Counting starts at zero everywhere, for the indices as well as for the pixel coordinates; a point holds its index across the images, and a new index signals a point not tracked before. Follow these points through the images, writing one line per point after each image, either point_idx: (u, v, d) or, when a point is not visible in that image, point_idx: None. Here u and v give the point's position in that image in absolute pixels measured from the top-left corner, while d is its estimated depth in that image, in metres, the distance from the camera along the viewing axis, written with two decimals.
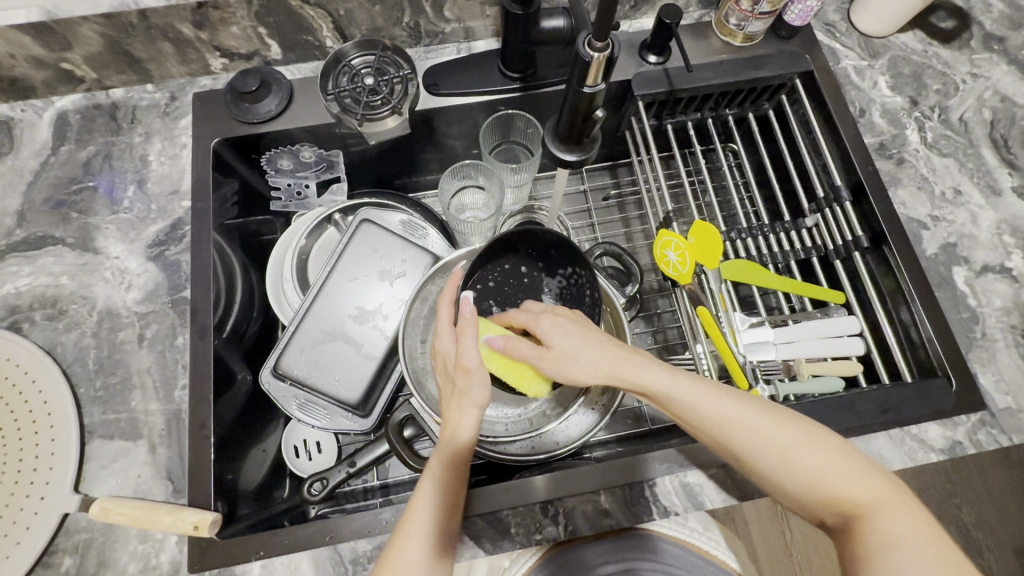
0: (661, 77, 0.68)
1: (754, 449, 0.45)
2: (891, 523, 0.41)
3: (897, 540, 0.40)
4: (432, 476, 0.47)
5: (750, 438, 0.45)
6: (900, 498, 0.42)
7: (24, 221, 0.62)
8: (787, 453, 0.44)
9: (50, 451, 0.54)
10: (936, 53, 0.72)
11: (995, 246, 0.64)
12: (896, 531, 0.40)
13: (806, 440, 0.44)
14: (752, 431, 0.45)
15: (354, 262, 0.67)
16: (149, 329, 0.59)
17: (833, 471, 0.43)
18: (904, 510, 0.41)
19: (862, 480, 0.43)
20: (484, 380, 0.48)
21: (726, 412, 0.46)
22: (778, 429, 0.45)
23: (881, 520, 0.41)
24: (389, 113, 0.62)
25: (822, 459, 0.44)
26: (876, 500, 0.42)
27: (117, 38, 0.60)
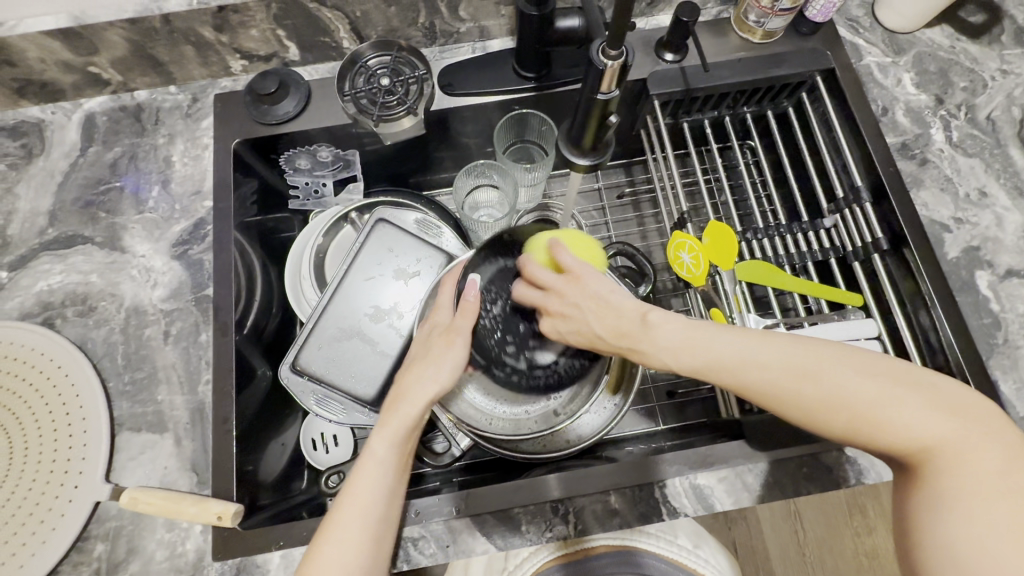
0: (677, 76, 0.67)
1: (786, 395, 0.43)
2: (955, 474, 0.37)
3: (963, 489, 0.37)
4: (378, 459, 0.48)
5: (790, 387, 0.43)
6: (974, 444, 0.38)
7: (55, 220, 0.64)
8: (825, 402, 0.41)
9: (82, 442, 0.57)
10: (964, 49, 0.69)
11: (1021, 249, 0.62)
12: (961, 483, 0.37)
13: (860, 380, 0.41)
14: (783, 375, 0.43)
15: (371, 261, 0.68)
16: (174, 326, 0.62)
17: (892, 415, 0.40)
18: (970, 455, 0.38)
19: (924, 421, 0.39)
20: (456, 357, 0.52)
21: (752, 354, 0.44)
22: (826, 370, 0.42)
23: (941, 471, 0.38)
24: (405, 114, 0.63)
25: (874, 403, 0.40)
26: (938, 446, 0.38)
27: (140, 42, 0.62)
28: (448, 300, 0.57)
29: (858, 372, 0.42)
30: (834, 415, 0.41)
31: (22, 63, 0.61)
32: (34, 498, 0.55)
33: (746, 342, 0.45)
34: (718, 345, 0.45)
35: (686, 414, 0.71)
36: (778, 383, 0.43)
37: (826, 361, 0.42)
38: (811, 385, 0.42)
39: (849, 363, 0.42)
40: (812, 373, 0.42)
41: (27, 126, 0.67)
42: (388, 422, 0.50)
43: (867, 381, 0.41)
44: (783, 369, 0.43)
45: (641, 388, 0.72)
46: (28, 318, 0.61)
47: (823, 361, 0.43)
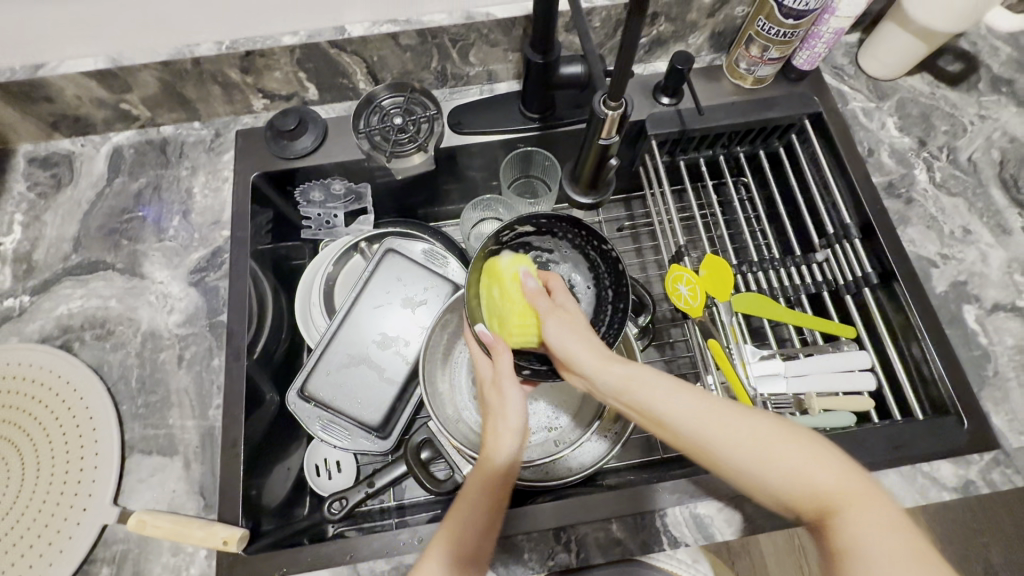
0: (673, 118, 0.71)
1: (714, 432, 0.43)
2: (859, 528, 0.36)
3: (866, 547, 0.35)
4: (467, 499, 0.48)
5: (716, 443, 0.43)
6: (874, 495, 0.38)
7: (80, 247, 0.67)
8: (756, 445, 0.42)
9: (94, 463, 0.58)
10: (943, 95, 0.74)
11: (1006, 285, 0.65)
12: (867, 530, 0.36)
13: (769, 437, 0.42)
14: (708, 413, 0.44)
15: (379, 290, 0.70)
16: (189, 350, 0.63)
17: (805, 467, 0.40)
18: (874, 505, 0.37)
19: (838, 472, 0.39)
20: (514, 402, 0.54)
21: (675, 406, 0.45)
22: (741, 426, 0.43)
23: (852, 518, 0.37)
24: (415, 150, 0.67)
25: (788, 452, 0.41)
26: (848, 499, 0.38)
27: (171, 82, 0.66)
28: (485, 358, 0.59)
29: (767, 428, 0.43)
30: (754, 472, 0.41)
31: (59, 100, 0.65)
32: (43, 519, 0.55)
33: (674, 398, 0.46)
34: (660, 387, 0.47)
35: None
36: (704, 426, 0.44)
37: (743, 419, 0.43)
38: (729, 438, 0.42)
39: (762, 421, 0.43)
40: (734, 421, 0.43)
41: (57, 158, 0.71)
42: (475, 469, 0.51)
43: (775, 436, 0.42)
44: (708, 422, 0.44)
45: None
46: (48, 341, 0.63)
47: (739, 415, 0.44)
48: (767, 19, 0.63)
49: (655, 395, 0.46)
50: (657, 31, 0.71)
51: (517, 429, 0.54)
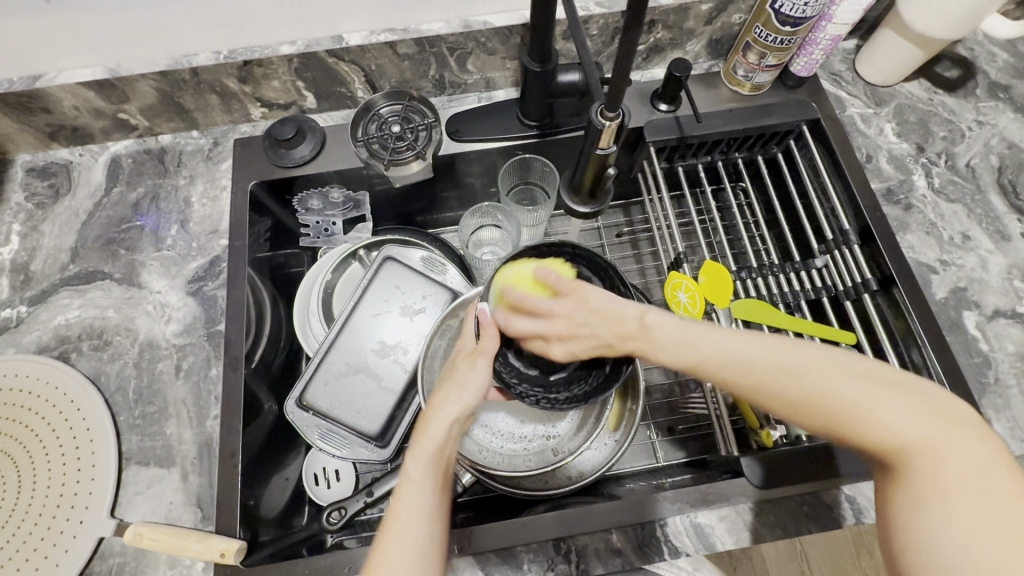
0: (671, 125, 0.71)
1: (785, 391, 0.43)
2: (928, 472, 0.38)
3: (937, 489, 0.37)
4: (415, 482, 0.46)
5: (788, 398, 0.43)
6: (952, 437, 0.39)
7: (77, 257, 0.67)
8: (824, 401, 0.42)
9: (91, 475, 0.57)
10: (941, 101, 0.74)
11: (1006, 291, 0.64)
12: (938, 476, 0.38)
13: (847, 388, 0.42)
14: (782, 370, 0.44)
15: (377, 298, 0.70)
16: (186, 360, 0.63)
17: (873, 418, 0.41)
18: (946, 450, 0.38)
19: (909, 421, 0.40)
20: (479, 376, 0.50)
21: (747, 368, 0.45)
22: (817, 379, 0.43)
23: (923, 465, 0.38)
24: (414, 158, 0.67)
25: (857, 403, 0.41)
26: (921, 445, 0.39)
27: (169, 92, 0.66)
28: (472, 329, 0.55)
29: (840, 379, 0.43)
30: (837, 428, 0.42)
31: (57, 110, 0.65)
32: (39, 532, 0.55)
33: (754, 348, 0.45)
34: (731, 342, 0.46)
35: (686, 451, 0.71)
36: (773, 385, 0.44)
37: (816, 373, 0.44)
38: (809, 384, 0.42)
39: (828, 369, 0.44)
40: (804, 375, 0.43)
41: (55, 168, 0.71)
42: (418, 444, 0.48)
43: (867, 386, 0.41)
44: (787, 375, 0.44)
45: (641, 424, 0.73)
46: (45, 352, 0.63)
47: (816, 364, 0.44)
48: (764, 27, 0.64)
49: (723, 352, 0.46)
50: (655, 39, 0.71)
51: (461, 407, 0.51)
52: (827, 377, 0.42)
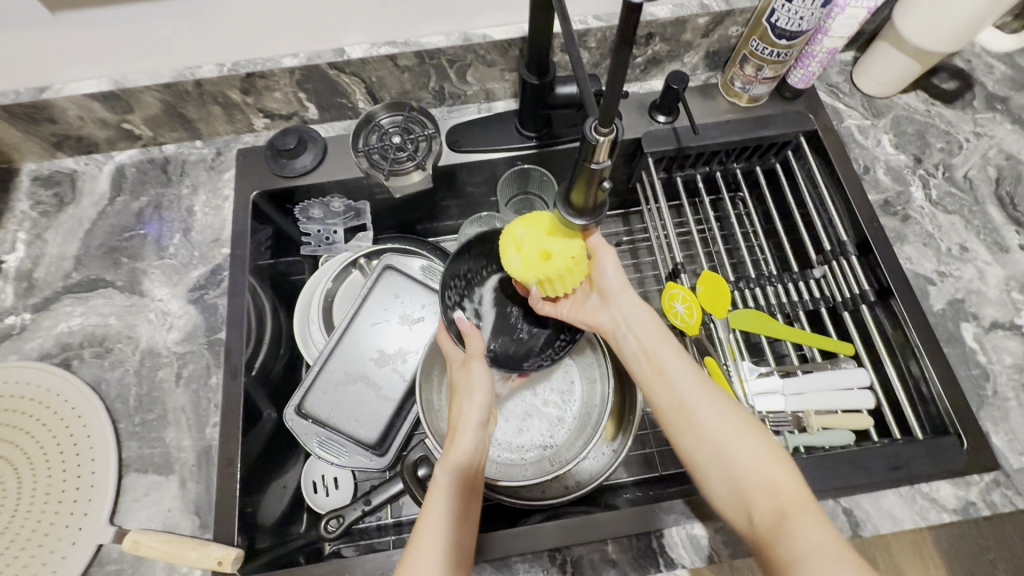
0: (669, 136, 0.72)
1: (704, 416, 0.49)
2: (798, 528, 0.42)
3: (806, 544, 0.41)
4: (440, 488, 0.49)
5: (700, 422, 0.49)
6: (811, 509, 0.44)
7: (81, 265, 0.68)
8: (728, 439, 0.47)
9: (90, 481, 0.58)
10: (939, 113, 0.74)
11: (1004, 302, 0.64)
12: (807, 529, 0.42)
13: (746, 435, 0.48)
14: (698, 402, 0.50)
15: (377, 306, 0.71)
16: (186, 368, 0.64)
17: (763, 465, 0.46)
18: (811, 513, 0.43)
19: (785, 480, 0.45)
20: (481, 381, 0.57)
21: (685, 389, 0.51)
22: (727, 416, 0.49)
23: (790, 521, 0.43)
24: (414, 168, 0.68)
25: (753, 451, 0.47)
26: (795, 504, 0.44)
27: (173, 103, 0.67)
28: (454, 343, 0.61)
29: (744, 424, 0.48)
30: (719, 467, 0.47)
31: (63, 120, 0.67)
32: (38, 538, 0.55)
33: (683, 378, 0.52)
34: (669, 367, 0.54)
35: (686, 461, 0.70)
36: (692, 410, 0.50)
37: (728, 410, 0.49)
38: (720, 422, 0.48)
39: (741, 416, 0.49)
40: (720, 414, 0.49)
41: (61, 177, 0.72)
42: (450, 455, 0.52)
43: (758, 441, 0.47)
44: (700, 407, 0.50)
45: (639, 433, 0.73)
46: (47, 359, 0.64)
47: (731, 405, 0.50)
48: (760, 40, 0.64)
49: (661, 369, 0.54)
50: (652, 51, 0.72)
51: (478, 415, 0.56)
52: (733, 423, 0.48)
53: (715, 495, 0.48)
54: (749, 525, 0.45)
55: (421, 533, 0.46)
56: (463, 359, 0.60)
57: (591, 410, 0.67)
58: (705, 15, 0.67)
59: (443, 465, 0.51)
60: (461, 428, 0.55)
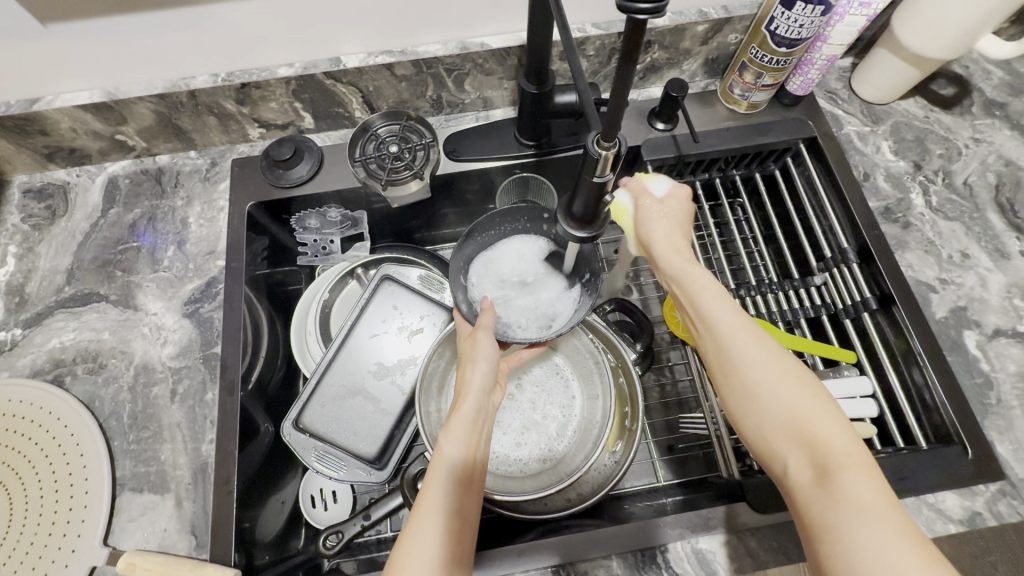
0: (669, 144, 0.71)
1: (748, 354, 0.45)
2: (850, 482, 0.38)
3: (855, 501, 0.38)
4: (440, 481, 0.47)
5: (742, 362, 0.45)
6: (867, 466, 0.39)
7: (73, 278, 0.67)
8: (775, 381, 0.43)
9: (84, 501, 0.57)
10: (938, 119, 0.74)
11: (1006, 310, 0.64)
12: (856, 484, 0.38)
13: (794, 386, 0.43)
14: (744, 341, 0.45)
15: (374, 319, 0.70)
16: (181, 384, 0.63)
17: (815, 413, 0.42)
18: (866, 469, 0.39)
19: (836, 431, 0.41)
20: (487, 362, 0.55)
21: (732, 322, 0.47)
22: (771, 365, 0.44)
23: (841, 474, 0.39)
24: (411, 177, 0.66)
25: (799, 397, 0.42)
26: (848, 456, 0.40)
27: (167, 114, 0.66)
28: (468, 326, 0.60)
29: (790, 374, 0.44)
30: (756, 417, 0.44)
31: (55, 132, 0.65)
32: (29, 560, 0.54)
33: (728, 308, 0.48)
34: (715, 300, 0.48)
35: (689, 470, 0.70)
36: (736, 348, 0.45)
37: (776, 359, 0.44)
38: (767, 363, 0.44)
39: (790, 360, 0.45)
40: (766, 353, 0.45)
41: (52, 189, 0.71)
42: (453, 419, 0.52)
43: (809, 387, 0.43)
44: (743, 343, 0.45)
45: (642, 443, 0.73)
46: (40, 376, 0.62)
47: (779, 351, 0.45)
48: (759, 48, 0.64)
49: (701, 295, 0.49)
50: (651, 59, 0.72)
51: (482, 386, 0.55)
52: (782, 363, 0.44)
53: (750, 440, 0.45)
54: (785, 474, 0.42)
55: (418, 521, 0.45)
56: (472, 333, 0.58)
57: (593, 422, 0.67)
58: (704, 22, 0.67)
59: (447, 438, 0.50)
60: (466, 394, 0.54)
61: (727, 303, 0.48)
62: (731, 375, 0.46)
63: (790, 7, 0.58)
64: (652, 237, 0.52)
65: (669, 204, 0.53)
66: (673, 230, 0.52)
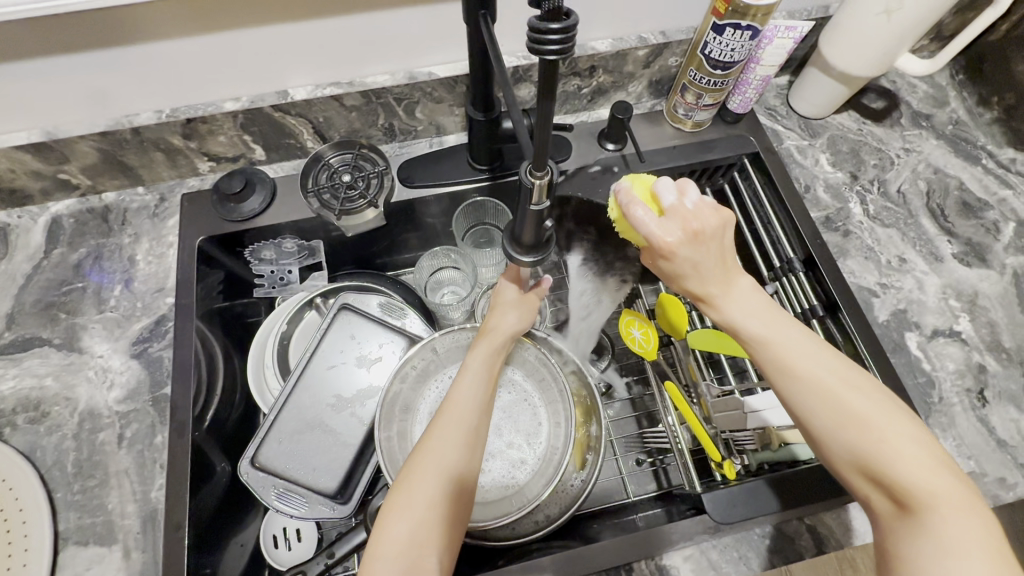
0: (619, 163, 0.73)
1: (815, 396, 0.45)
2: (939, 522, 0.39)
3: (943, 538, 0.39)
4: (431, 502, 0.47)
5: (807, 400, 0.45)
6: (957, 508, 0.40)
7: (13, 323, 0.64)
8: (851, 418, 0.44)
9: (22, 560, 0.54)
10: (870, 131, 0.78)
11: (943, 310, 0.67)
12: (943, 524, 0.39)
13: (876, 423, 0.43)
14: (818, 382, 0.45)
15: (332, 349, 0.69)
16: (129, 428, 0.61)
17: (895, 453, 0.42)
18: (956, 510, 0.40)
19: (919, 470, 0.41)
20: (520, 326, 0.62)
21: (802, 361, 0.46)
22: (849, 401, 0.44)
23: (928, 514, 0.40)
24: (366, 206, 0.67)
25: (882, 436, 0.43)
26: (937, 499, 0.40)
27: (110, 151, 0.65)
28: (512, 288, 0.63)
29: (869, 412, 0.44)
30: (827, 452, 0.45)
31: None
32: None
33: (795, 344, 0.47)
34: (777, 336, 0.47)
35: (659, 483, 0.71)
36: (805, 389, 0.45)
37: (847, 394, 0.45)
38: (839, 398, 0.45)
39: (870, 400, 0.44)
40: (835, 391, 0.45)
41: None
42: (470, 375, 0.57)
43: (890, 427, 0.43)
44: (811, 384, 0.45)
45: (613, 458, 0.73)
46: None
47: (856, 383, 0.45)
48: (697, 70, 0.67)
49: (756, 329, 0.48)
50: (597, 83, 0.74)
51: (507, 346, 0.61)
52: (854, 399, 0.44)
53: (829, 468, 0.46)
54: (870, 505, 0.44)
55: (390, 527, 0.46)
56: (516, 299, 0.63)
57: (557, 440, 0.66)
58: (643, 47, 0.70)
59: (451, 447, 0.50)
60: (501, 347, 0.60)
61: (790, 339, 0.47)
62: (800, 412, 0.46)
63: (721, 33, 0.60)
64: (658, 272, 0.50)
65: (672, 222, 0.46)
66: (696, 265, 0.46)
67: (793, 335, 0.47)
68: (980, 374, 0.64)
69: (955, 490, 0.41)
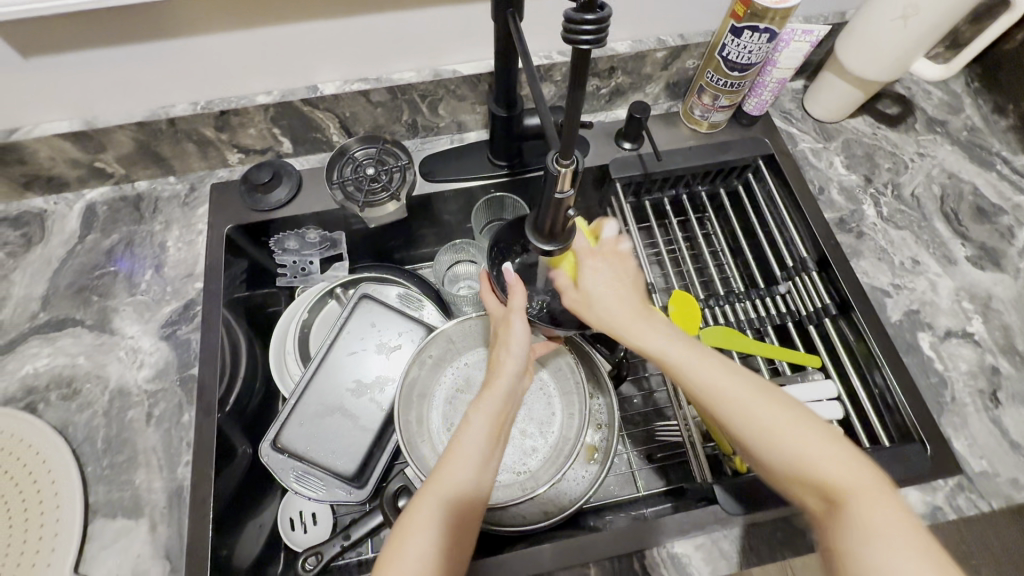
0: (635, 162, 0.74)
1: (738, 414, 0.48)
2: (867, 513, 0.41)
3: (878, 530, 0.40)
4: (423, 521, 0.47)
5: (731, 418, 0.48)
6: (877, 496, 0.42)
7: (48, 304, 0.67)
8: (769, 428, 0.47)
9: (53, 530, 0.56)
10: (885, 135, 0.79)
11: (956, 312, 0.68)
12: (870, 514, 0.41)
13: (796, 429, 0.46)
14: (738, 401, 0.48)
15: (353, 336, 0.71)
16: (157, 407, 0.63)
17: (816, 455, 0.45)
18: (879, 498, 0.42)
19: (837, 466, 0.44)
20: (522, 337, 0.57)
21: (719, 383, 0.49)
22: (763, 416, 0.47)
23: (858, 507, 0.41)
24: (388, 199, 0.69)
25: (796, 442, 0.46)
26: (856, 489, 0.42)
27: (145, 140, 0.67)
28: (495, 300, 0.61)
29: (785, 419, 0.47)
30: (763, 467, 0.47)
31: (34, 162, 0.66)
32: None
33: (711, 365, 0.51)
34: (698, 364, 0.51)
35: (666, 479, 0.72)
36: (729, 406, 0.48)
37: (766, 408, 0.48)
38: (757, 413, 0.47)
39: (788, 411, 0.48)
40: (747, 405, 0.48)
41: (29, 217, 0.71)
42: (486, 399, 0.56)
43: (809, 431, 0.46)
44: (729, 405, 0.48)
45: (623, 453, 0.74)
46: (10, 404, 0.62)
47: (767, 404, 0.48)
48: (714, 72, 0.68)
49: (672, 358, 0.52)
50: (616, 84, 0.76)
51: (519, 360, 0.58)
52: (766, 411, 0.47)
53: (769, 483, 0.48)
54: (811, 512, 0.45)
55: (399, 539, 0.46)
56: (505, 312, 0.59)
57: (569, 430, 0.67)
58: (662, 49, 0.71)
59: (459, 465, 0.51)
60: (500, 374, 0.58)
61: (709, 364, 0.51)
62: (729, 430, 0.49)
63: (739, 35, 0.62)
64: (585, 301, 0.55)
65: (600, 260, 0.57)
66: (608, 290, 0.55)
67: (711, 360, 0.51)
68: (993, 376, 0.64)
69: (871, 477, 0.43)
